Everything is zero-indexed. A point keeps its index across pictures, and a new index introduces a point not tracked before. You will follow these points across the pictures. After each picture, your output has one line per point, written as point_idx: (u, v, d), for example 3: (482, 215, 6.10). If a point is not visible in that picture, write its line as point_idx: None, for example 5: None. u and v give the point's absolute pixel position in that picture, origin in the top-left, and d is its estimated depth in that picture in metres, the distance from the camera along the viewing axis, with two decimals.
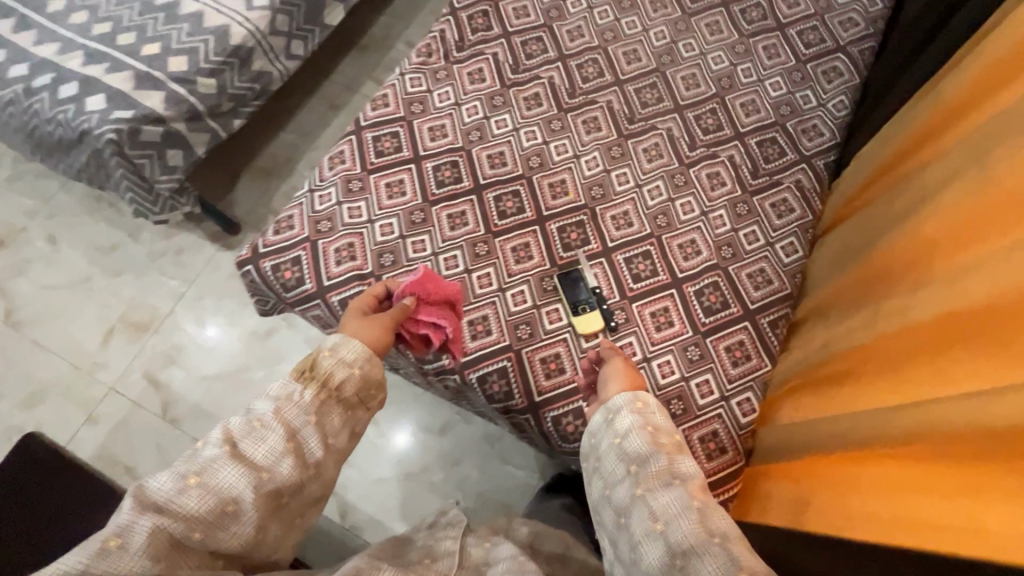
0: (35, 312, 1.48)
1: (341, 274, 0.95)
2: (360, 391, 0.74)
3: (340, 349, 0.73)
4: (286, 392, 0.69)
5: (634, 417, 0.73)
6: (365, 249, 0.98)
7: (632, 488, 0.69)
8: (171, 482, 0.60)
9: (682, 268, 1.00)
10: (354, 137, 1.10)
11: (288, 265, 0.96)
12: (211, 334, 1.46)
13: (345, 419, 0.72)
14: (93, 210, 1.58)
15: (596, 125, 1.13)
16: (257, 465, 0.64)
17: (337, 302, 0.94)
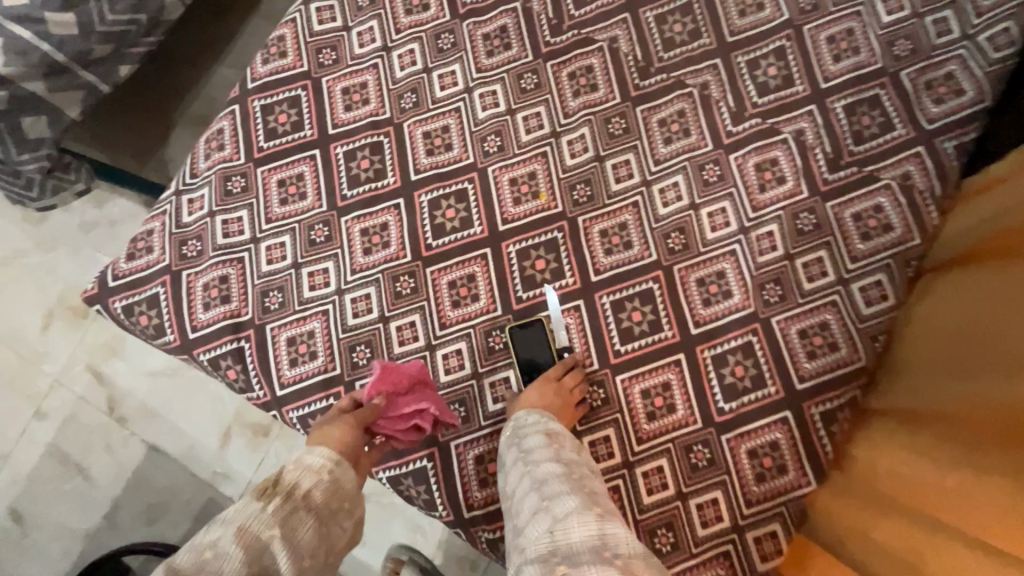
0: None
1: (208, 322, 0.70)
2: (330, 503, 0.51)
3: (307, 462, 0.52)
4: (241, 507, 0.47)
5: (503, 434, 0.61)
6: (244, 285, 0.71)
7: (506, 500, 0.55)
8: None
9: (698, 320, 0.68)
10: (238, 108, 0.77)
11: (144, 307, 0.71)
12: None
13: (323, 535, 0.49)
14: None
15: (588, 81, 0.74)
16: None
17: (206, 360, 0.70)
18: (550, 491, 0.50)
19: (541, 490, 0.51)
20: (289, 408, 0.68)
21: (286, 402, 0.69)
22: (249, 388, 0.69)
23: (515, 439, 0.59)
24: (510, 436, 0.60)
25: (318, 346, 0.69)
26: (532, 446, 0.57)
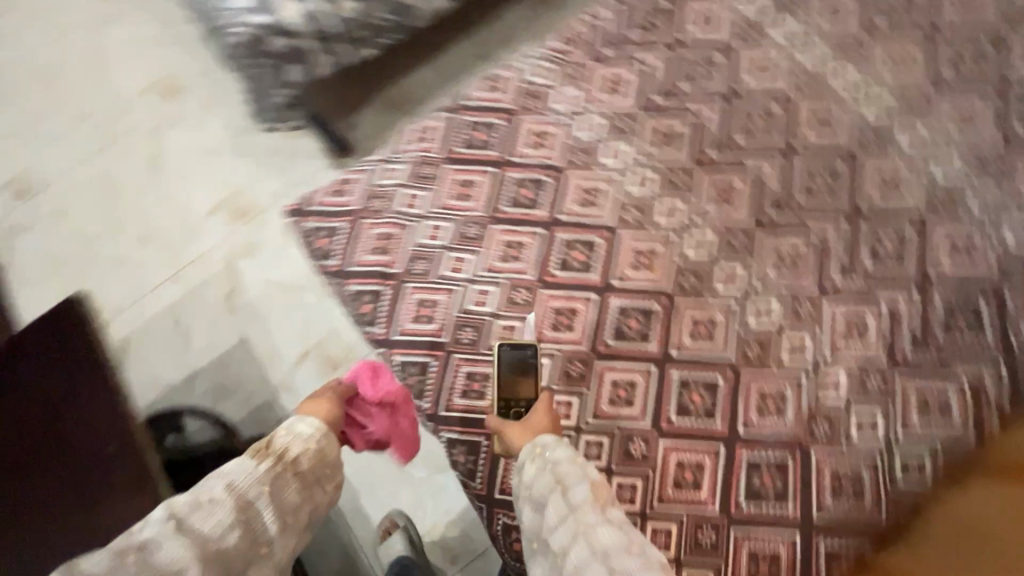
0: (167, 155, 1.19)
1: (367, 264, 0.88)
2: (319, 472, 0.54)
3: (292, 437, 0.54)
4: (233, 465, 0.49)
5: (535, 473, 0.60)
6: (402, 246, 0.88)
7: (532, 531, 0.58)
8: (105, 558, 0.41)
9: (748, 424, 0.77)
10: (449, 116, 0.97)
11: (325, 234, 0.90)
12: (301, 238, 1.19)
13: (308, 496, 0.52)
14: None
15: (729, 197, 0.88)
16: (205, 538, 0.44)
17: (352, 292, 0.87)
18: (613, 558, 0.50)
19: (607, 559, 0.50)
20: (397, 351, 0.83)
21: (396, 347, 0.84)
22: (371, 323, 0.86)
23: (543, 472, 0.60)
24: (536, 470, 0.60)
25: (436, 315, 0.85)
26: (570, 480, 0.58)
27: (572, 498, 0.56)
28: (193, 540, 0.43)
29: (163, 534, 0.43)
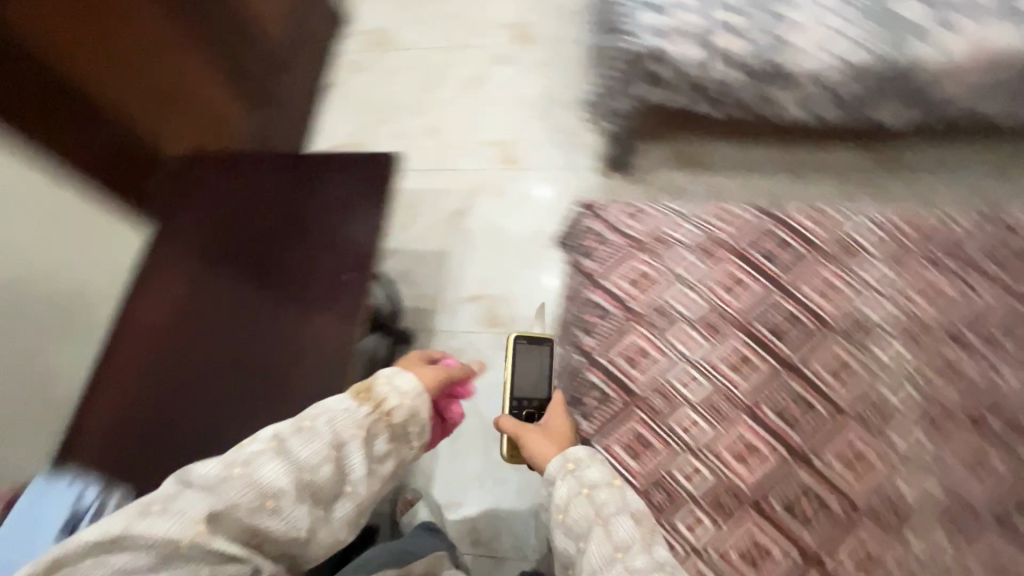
0: (528, 157, 1.75)
1: (612, 213, 1.03)
2: (409, 417, 0.79)
3: (398, 381, 0.80)
4: (341, 405, 0.75)
5: (562, 470, 0.77)
6: (649, 222, 1.01)
7: (563, 534, 0.74)
8: (215, 468, 0.65)
9: (839, 560, 0.78)
10: None
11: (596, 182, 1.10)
12: (543, 193, 1.69)
13: (389, 448, 0.78)
14: (543, 65, 1.91)
15: (952, 375, 0.87)
16: (298, 468, 0.68)
17: (589, 224, 1.03)
18: (617, 539, 0.70)
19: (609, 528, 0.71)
20: (597, 285, 0.96)
21: (599, 285, 0.96)
22: (593, 259, 1.00)
23: (576, 486, 0.75)
24: (568, 483, 0.76)
25: (643, 284, 0.95)
26: (603, 501, 0.74)
27: (592, 492, 0.74)
28: (287, 467, 0.67)
29: (263, 467, 0.66)
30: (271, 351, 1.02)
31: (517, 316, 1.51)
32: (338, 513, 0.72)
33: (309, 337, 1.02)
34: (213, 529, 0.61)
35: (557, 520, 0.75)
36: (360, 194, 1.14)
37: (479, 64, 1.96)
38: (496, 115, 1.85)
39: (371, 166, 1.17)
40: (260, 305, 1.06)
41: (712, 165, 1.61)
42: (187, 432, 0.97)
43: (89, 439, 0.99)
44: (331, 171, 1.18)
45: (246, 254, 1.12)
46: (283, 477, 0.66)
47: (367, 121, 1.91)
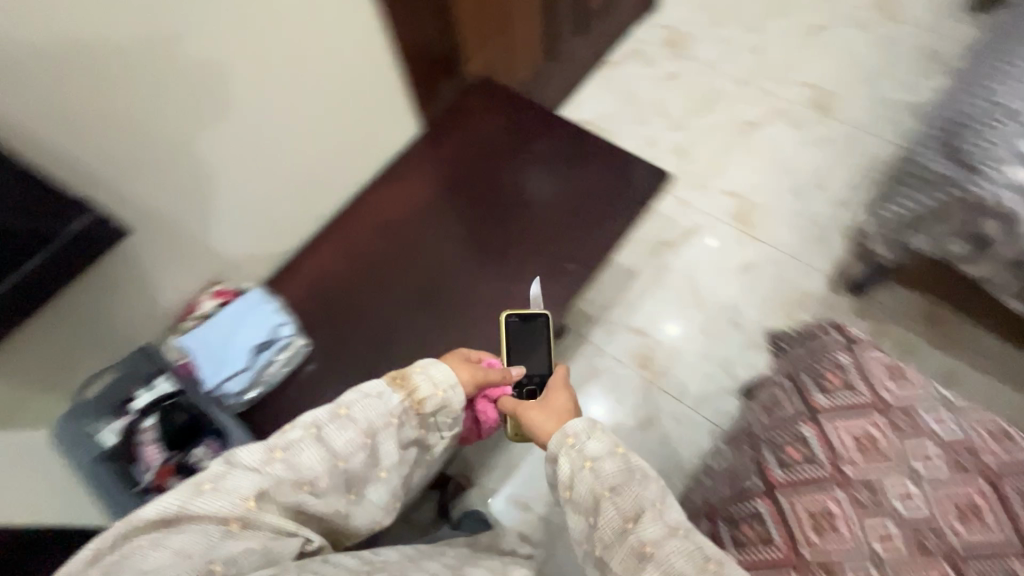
0: (760, 227, 1.61)
1: (872, 360, 0.91)
2: (438, 407, 0.80)
3: (433, 371, 0.80)
4: (376, 391, 0.74)
5: (568, 455, 0.78)
6: (905, 393, 0.88)
7: (575, 507, 0.77)
8: (259, 452, 0.65)
9: None
10: None
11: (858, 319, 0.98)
12: (756, 270, 1.55)
13: (415, 436, 0.79)
14: (825, 145, 1.73)
15: None
16: (335, 455, 0.69)
17: (839, 355, 0.92)
18: (630, 519, 0.71)
19: (621, 504, 0.73)
20: (820, 424, 0.86)
21: (823, 426, 0.86)
22: (825, 395, 0.88)
23: (577, 459, 0.77)
24: (570, 457, 0.78)
25: (869, 454, 0.83)
26: (605, 473, 0.75)
27: (597, 468, 0.76)
28: (327, 453, 0.68)
29: (304, 450, 0.67)
30: (492, 284, 1.09)
31: (669, 369, 1.43)
32: (371, 496, 0.75)
33: (530, 289, 1.08)
34: (261, 510, 0.62)
35: (565, 496, 0.78)
36: (605, 193, 1.15)
37: (758, 111, 1.82)
38: (751, 169, 1.72)
39: (628, 172, 1.17)
40: (498, 240, 1.13)
41: (961, 347, 1.40)
42: (367, 317, 1.08)
43: (298, 277, 1.12)
44: (589, 160, 1.19)
45: (493, 193, 1.18)
46: (322, 449, 0.68)
47: (621, 113, 1.87)
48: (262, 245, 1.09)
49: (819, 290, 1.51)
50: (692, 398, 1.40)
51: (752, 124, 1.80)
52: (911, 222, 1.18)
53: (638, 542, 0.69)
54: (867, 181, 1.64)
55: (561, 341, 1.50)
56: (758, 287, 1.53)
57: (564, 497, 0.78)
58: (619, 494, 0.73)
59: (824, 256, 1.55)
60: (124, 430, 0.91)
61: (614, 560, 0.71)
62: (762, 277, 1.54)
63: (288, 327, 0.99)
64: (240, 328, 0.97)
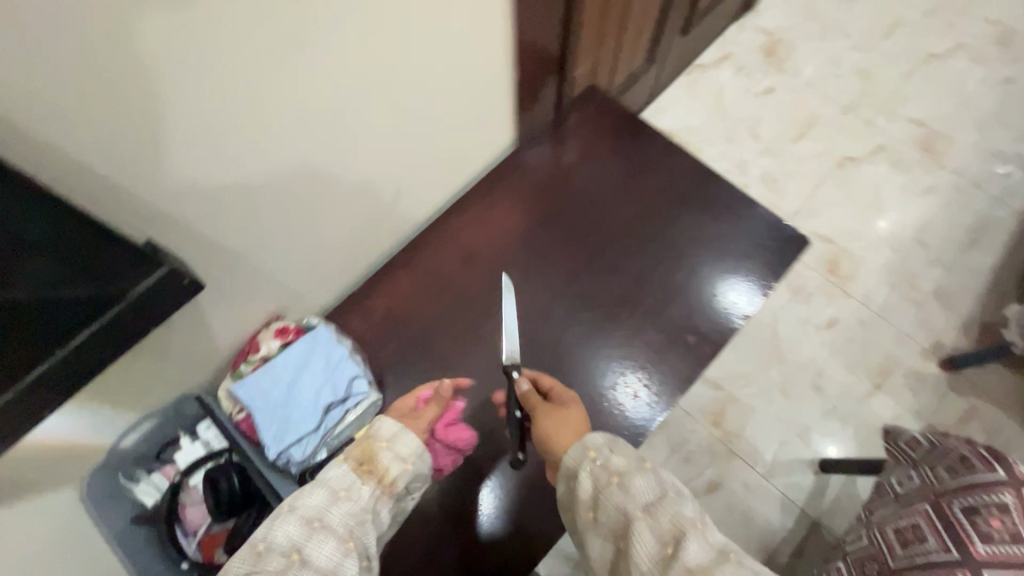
0: (851, 279, 1.47)
1: None
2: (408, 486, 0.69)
3: (401, 442, 0.69)
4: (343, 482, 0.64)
5: (590, 472, 0.67)
6: None
7: (601, 532, 0.65)
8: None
9: None
10: None
11: (996, 515, 0.77)
12: (843, 328, 1.42)
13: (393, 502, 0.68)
14: (927, 193, 1.58)
15: None
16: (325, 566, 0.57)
17: (1007, 496, 0.78)
18: (676, 544, 0.58)
19: (663, 526, 0.60)
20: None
21: None
22: (985, 543, 0.76)
23: (602, 472, 0.67)
24: (591, 473, 0.67)
25: None
26: (637, 488, 0.64)
27: (627, 481, 0.65)
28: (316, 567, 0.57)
29: (277, 531, 0.59)
30: (608, 337, 0.96)
31: (743, 431, 1.33)
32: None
33: (651, 348, 0.95)
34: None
35: (589, 518, 0.66)
36: (727, 246, 1.00)
37: (859, 142, 1.65)
38: (848, 211, 1.55)
39: (750, 210, 1.02)
40: (612, 288, 0.98)
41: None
42: (453, 365, 0.94)
43: (369, 309, 0.96)
44: (696, 201, 1.03)
45: (605, 228, 1.03)
46: (302, 535, 0.59)
47: (709, 127, 1.67)
48: (337, 266, 0.93)
49: (908, 357, 1.39)
50: (765, 464, 1.30)
51: (851, 157, 1.63)
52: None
53: (687, 570, 0.55)
54: (971, 243, 1.51)
55: None
56: (843, 347, 1.40)
57: (588, 521, 0.66)
58: (654, 516, 0.61)
59: (915, 321, 1.43)
60: (170, 488, 0.79)
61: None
62: (850, 337, 1.42)
63: (362, 381, 0.84)
64: (307, 378, 0.83)
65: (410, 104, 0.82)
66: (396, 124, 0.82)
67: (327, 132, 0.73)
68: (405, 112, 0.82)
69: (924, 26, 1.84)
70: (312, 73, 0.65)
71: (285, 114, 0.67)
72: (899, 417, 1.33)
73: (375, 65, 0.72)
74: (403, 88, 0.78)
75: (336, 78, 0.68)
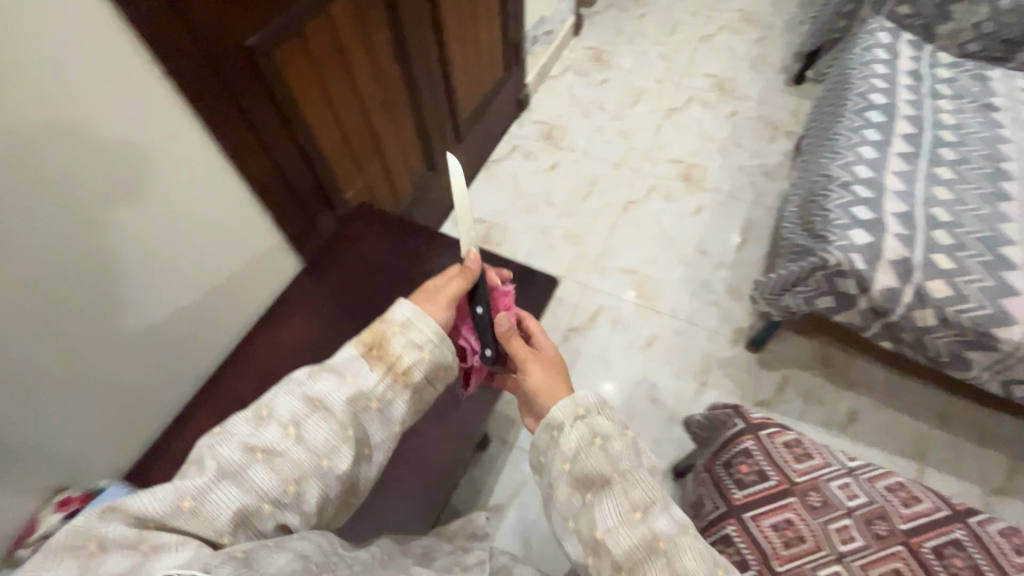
0: (657, 298, 1.68)
1: (769, 473, 0.88)
2: (427, 374, 0.68)
3: (414, 328, 0.67)
4: (357, 366, 0.64)
5: (576, 433, 0.64)
6: (799, 502, 0.85)
7: (572, 485, 0.63)
8: (242, 452, 0.55)
9: None
10: (914, 481, 0.89)
11: (744, 461, 0.89)
12: (663, 342, 1.59)
13: (414, 389, 0.67)
14: (698, 213, 1.88)
15: None
16: (315, 449, 0.58)
17: (744, 442, 0.91)
18: (641, 505, 0.60)
19: (635, 491, 0.60)
20: (756, 518, 0.84)
21: (745, 525, 0.84)
22: (741, 488, 0.87)
23: (586, 434, 0.63)
24: (576, 431, 0.64)
25: (791, 543, 0.82)
26: (617, 453, 0.62)
27: (606, 442, 0.63)
28: (306, 450, 0.57)
29: (279, 400, 0.60)
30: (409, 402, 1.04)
31: None
32: (341, 465, 0.59)
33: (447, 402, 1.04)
34: (287, 501, 0.55)
35: (564, 469, 0.63)
36: None
37: (635, 188, 1.95)
38: (640, 243, 1.80)
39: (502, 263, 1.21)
40: None
41: (858, 386, 1.48)
42: None
43: (171, 456, 0.99)
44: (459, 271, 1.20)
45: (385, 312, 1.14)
46: (302, 412, 0.59)
47: (512, 207, 1.92)
48: (121, 431, 0.96)
49: (723, 350, 1.57)
50: None
51: (632, 201, 1.92)
52: (783, 284, 1.29)
53: (651, 537, 0.58)
54: (743, 243, 1.79)
55: (485, 453, 1.44)
56: (666, 358, 1.56)
57: (562, 471, 0.63)
58: (630, 480, 0.61)
59: (718, 318, 1.63)
60: None
61: (606, 552, 0.59)
62: (670, 348, 1.58)
63: None
64: None
65: (167, 259, 0.92)
66: (156, 278, 0.92)
67: (85, 305, 0.81)
68: (163, 266, 0.92)
69: (661, 90, 2.28)
70: (53, 259, 0.74)
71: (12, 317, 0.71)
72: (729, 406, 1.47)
73: (117, 237, 0.82)
74: (153, 247, 0.89)
75: (61, 273, 0.75)
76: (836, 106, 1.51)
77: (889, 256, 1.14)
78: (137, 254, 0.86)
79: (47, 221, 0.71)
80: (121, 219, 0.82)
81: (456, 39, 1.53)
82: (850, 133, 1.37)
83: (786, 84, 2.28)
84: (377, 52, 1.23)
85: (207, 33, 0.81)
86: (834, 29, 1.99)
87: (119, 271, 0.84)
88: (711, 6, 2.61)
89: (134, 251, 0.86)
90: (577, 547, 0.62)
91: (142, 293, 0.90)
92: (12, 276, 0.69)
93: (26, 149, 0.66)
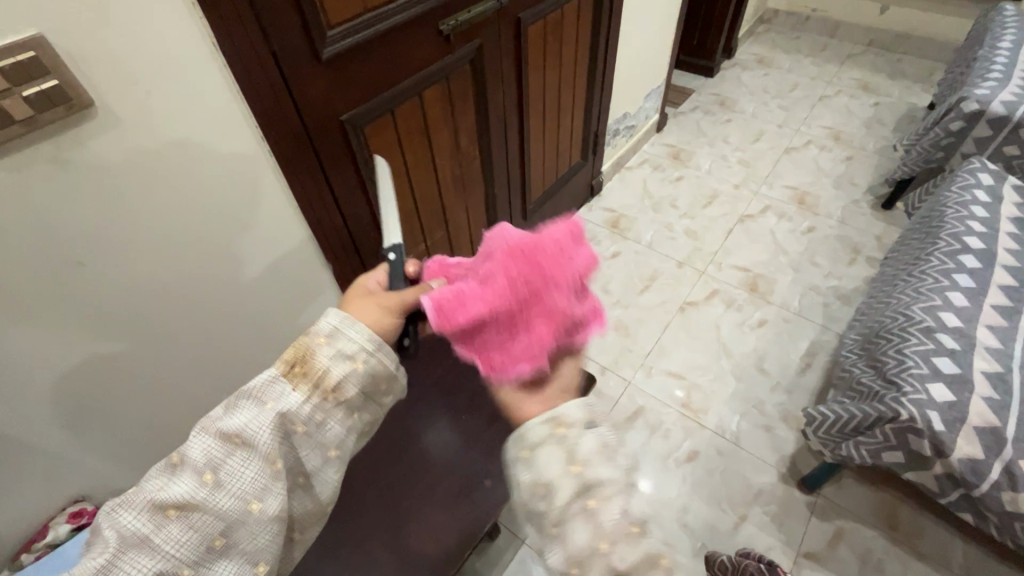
0: (704, 411, 1.57)
1: None
2: (365, 388, 0.60)
3: (343, 338, 0.59)
4: (277, 389, 0.57)
5: (589, 431, 0.56)
6: None
7: (577, 492, 0.53)
8: (151, 515, 0.51)
9: None
10: None
11: None
12: (704, 460, 1.47)
13: (349, 408, 0.59)
14: (760, 326, 1.78)
15: None
16: (240, 494, 0.53)
17: None
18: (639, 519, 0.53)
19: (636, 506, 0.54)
20: None
21: None
22: None
23: (596, 437, 0.56)
24: (585, 432, 0.56)
25: None
26: (622, 462, 0.56)
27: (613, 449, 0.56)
28: (228, 497, 0.53)
29: (192, 445, 0.54)
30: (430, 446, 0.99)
31: None
32: (270, 507, 0.54)
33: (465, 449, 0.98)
34: (214, 558, 0.52)
35: (571, 470, 0.53)
36: None
37: (696, 289, 1.90)
38: (692, 348, 1.73)
39: None
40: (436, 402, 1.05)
41: (929, 559, 1.28)
42: None
43: None
44: None
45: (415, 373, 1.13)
46: (221, 452, 0.54)
47: None
48: (149, 449, 0.99)
49: (770, 482, 1.43)
50: None
51: (691, 302, 1.86)
52: (843, 429, 1.19)
53: (655, 555, 0.52)
54: (806, 366, 1.67)
55: (492, 544, 1.36)
56: (704, 479, 1.44)
57: (569, 473, 0.53)
58: (629, 494, 0.54)
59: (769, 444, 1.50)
60: None
61: (600, 565, 0.51)
62: (710, 469, 1.46)
63: None
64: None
65: (234, 284, 0.99)
66: (223, 300, 0.98)
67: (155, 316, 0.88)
68: (229, 291, 0.99)
69: (737, 195, 2.26)
70: (139, 268, 0.82)
71: (94, 315, 0.79)
72: (768, 549, 1.31)
73: (199, 255, 0.90)
74: (224, 271, 0.96)
75: (141, 284, 0.83)
76: (926, 242, 1.42)
77: (975, 421, 1.01)
78: (213, 271, 0.94)
79: (142, 235, 0.80)
80: (204, 244, 0.90)
81: (537, 126, 1.60)
82: (938, 275, 1.27)
83: (873, 207, 2.19)
84: (460, 133, 1.31)
85: (309, 104, 0.91)
86: (932, 160, 1.88)
87: (191, 289, 0.91)
88: (800, 120, 2.61)
89: (208, 269, 0.93)
90: (560, 555, 0.52)
91: (189, 324, 0.94)
92: (100, 276, 0.77)
93: (139, 171, 0.75)
